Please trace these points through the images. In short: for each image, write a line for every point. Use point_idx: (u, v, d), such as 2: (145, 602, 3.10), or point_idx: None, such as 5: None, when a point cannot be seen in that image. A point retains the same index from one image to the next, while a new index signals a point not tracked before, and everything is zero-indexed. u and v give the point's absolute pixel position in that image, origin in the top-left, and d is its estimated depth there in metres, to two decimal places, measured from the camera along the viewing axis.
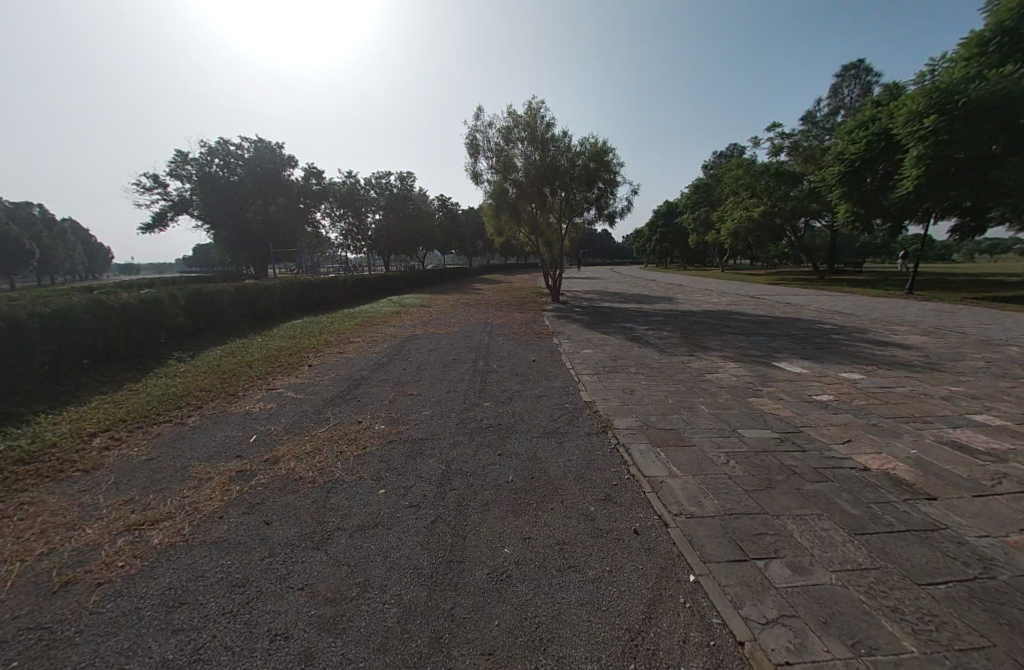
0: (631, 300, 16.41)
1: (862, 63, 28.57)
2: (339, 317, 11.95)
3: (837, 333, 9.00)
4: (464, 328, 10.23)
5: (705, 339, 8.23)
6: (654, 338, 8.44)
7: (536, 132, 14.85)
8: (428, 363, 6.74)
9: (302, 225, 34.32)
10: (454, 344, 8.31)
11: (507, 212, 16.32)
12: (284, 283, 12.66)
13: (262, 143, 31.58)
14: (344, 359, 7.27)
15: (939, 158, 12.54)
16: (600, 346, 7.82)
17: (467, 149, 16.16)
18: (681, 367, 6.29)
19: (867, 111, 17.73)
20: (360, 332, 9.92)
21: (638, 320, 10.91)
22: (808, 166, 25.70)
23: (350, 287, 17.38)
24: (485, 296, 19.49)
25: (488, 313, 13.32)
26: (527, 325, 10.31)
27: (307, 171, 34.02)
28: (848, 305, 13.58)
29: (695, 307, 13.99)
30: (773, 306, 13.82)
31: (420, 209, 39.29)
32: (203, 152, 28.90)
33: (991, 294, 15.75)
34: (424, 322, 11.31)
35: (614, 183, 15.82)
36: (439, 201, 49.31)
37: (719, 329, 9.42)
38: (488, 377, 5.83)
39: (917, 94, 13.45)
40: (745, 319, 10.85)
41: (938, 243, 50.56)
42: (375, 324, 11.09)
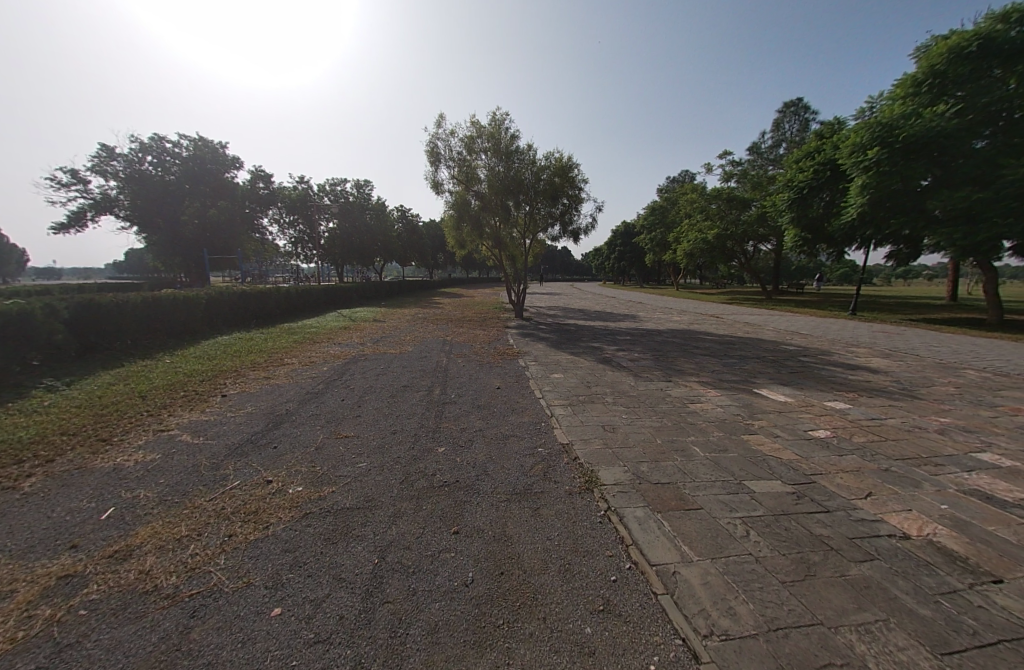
0: (596, 317, 16.07)
1: (802, 101, 30.97)
2: (275, 333, 10.47)
3: (805, 355, 8.87)
4: (420, 347, 9.19)
5: (678, 362, 7.73)
6: (625, 360, 7.84)
7: (500, 142, 14.22)
8: (373, 392, 5.68)
9: (246, 231, 31.61)
10: (406, 367, 7.26)
11: (469, 224, 15.57)
12: (211, 293, 11.03)
13: (203, 142, 28.91)
14: (270, 388, 6.00)
15: (882, 187, 13.37)
16: (570, 370, 7.09)
17: (428, 156, 15.27)
18: (662, 396, 5.67)
19: (812, 143, 18.87)
20: (297, 351, 8.59)
21: (606, 339, 10.36)
22: (756, 193, 27.16)
23: (294, 298, 15.69)
24: (445, 310, 18.45)
25: (447, 329, 12.33)
26: (490, 345, 9.46)
27: (254, 173, 31.55)
28: (804, 325, 13.93)
29: (660, 325, 13.80)
30: (735, 326, 13.86)
31: (379, 219, 37.67)
32: (132, 147, 25.88)
33: (923, 316, 16.87)
34: (374, 340, 10.12)
35: (578, 199, 15.52)
36: (399, 212, 47.86)
37: (690, 350, 9.02)
38: (444, 411, 4.88)
39: (862, 126, 14.43)
40: (712, 339, 10.64)
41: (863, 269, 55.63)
42: (317, 342, 9.76)
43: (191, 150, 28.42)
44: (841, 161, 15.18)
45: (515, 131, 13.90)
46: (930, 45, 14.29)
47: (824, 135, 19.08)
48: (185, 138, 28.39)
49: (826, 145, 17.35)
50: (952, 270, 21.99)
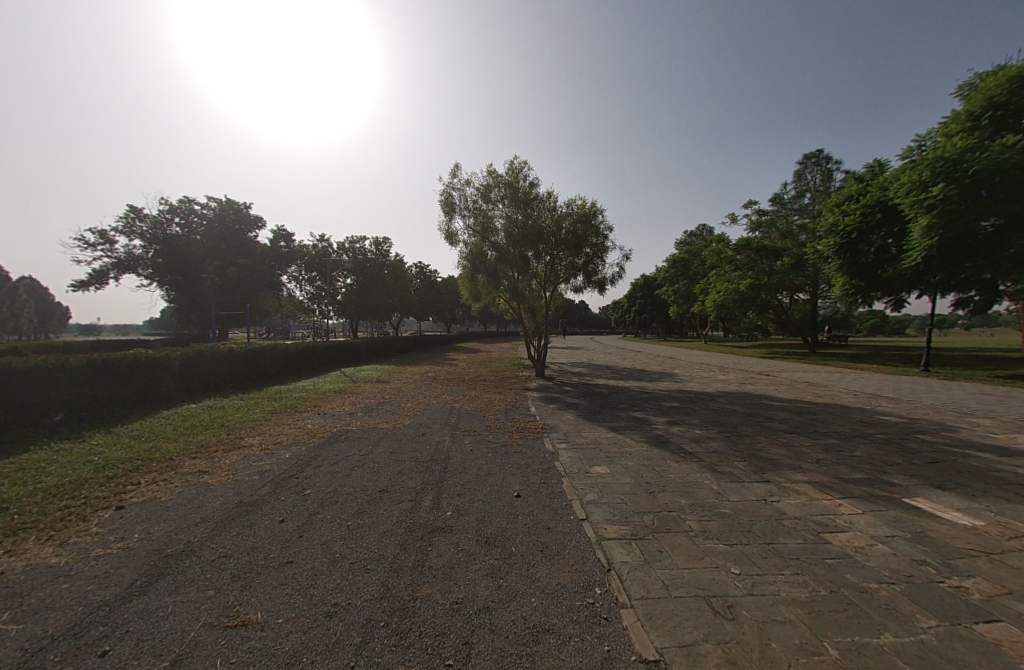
0: (627, 376, 14.18)
1: (823, 152, 30.59)
2: (254, 399, 8.89)
3: (924, 432, 6.69)
4: (419, 417, 7.40)
5: (761, 447, 5.67)
6: (686, 444, 5.82)
7: (518, 191, 13.32)
8: (332, 503, 3.85)
9: (264, 287, 31.60)
10: (394, 451, 5.44)
11: (485, 276, 14.39)
12: (190, 352, 9.68)
13: (230, 203, 29.80)
14: (194, 494, 4.21)
15: (952, 227, 11.78)
16: (616, 458, 5.14)
17: (440, 208, 14.45)
18: (771, 517, 3.62)
19: (852, 186, 17.64)
20: (267, 426, 6.87)
21: (650, 408, 8.35)
22: (787, 242, 25.81)
23: (295, 355, 14.39)
24: (459, 368, 16.87)
25: (457, 392, 10.61)
26: (508, 415, 7.63)
27: (275, 233, 32.12)
28: (880, 386, 11.68)
29: (706, 386, 11.78)
30: (796, 387, 11.67)
31: (396, 275, 37.63)
32: (161, 209, 26.68)
33: (1016, 372, 14.33)
34: (368, 407, 8.37)
35: (602, 248, 14.23)
36: (417, 269, 48.41)
37: (765, 424, 6.97)
38: (429, 553, 2.97)
39: (917, 163, 13.09)
40: (782, 407, 8.56)
41: (897, 320, 52.76)
42: (299, 410, 8.12)
43: (216, 211, 29.14)
44: (896, 201, 13.71)
45: (533, 178, 13.00)
46: (980, 81, 13.36)
47: (864, 178, 17.88)
48: (212, 201, 29.24)
49: (870, 187, 16.05)
50: None
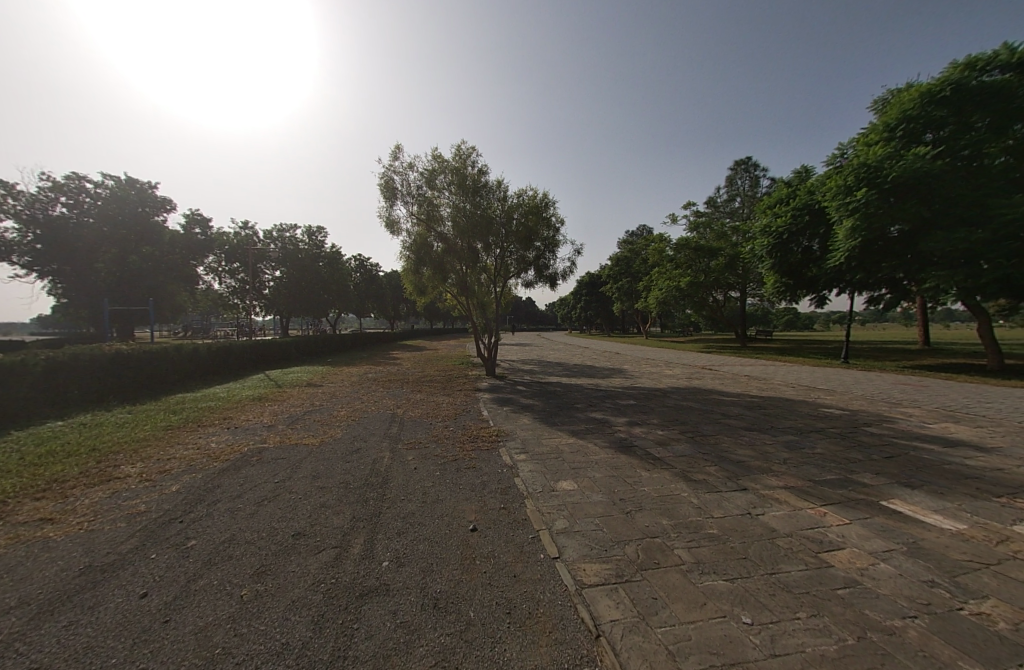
0: (580, 374, 13.95)
1: (750, 160, 32.91)
2: (145, 413, 7.22)
3: (866, 424, 6.93)
4: (353, 429, 6.31)
5: (727, 448, 5.41)
6: (652, 448, 5.40)
7: (466, 178, 12.43)
8: (223, 561, 2.83)
9: (176, 279, 27.62)
10: (318, 475, 4.41)
11: (431, 268, 13.36)
12: (63, 353, 7.67)
13: (130, 181, 25.42)
14: (19, 557, 2.90)
15: (872, 229, 12.90)
16: (582, 468, 4.57)
17: (381, 192, 13.12)
18: (762, 536, 3.22)
19: (783, 189, 18.88)
20: (154, 449, 5.41)
21: (608, 407, 7.96)
22: (722, 242, 27.32)
23: (210, 355, 12.35)
24: (403, 368, 15.66)
25: (401, 394, 9.58)
26: (458, 421, 6.82)
27: (188, 217, 28.13)
28: (811, 378, 12.42)
29: (657, 381, 11.80)
30: (739, 381, 12.04)
31: (333, 268, 34.87)
32: (39, 184, 22.05)
33: (915, 362, 16.10)
34: (292, 418, 7.08)
35: (554, 242, 13.77)
36: (356, 262, 45.56)
37: (725, 422, 6.84)
38: (356, 635, 2.11)
39: (843, 169, 14.27)
40: (734, 402, 8.61)
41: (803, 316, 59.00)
42: (202, 425, 6.63)
43: (112, 189, 24.59)
44: (825, 205, 14.90)
45: (483, 165, 12.18)
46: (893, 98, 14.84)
47: (792, 182, 19.20)
48: (106, 176, 24.76)
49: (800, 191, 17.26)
50: (920, 315, 22.10)
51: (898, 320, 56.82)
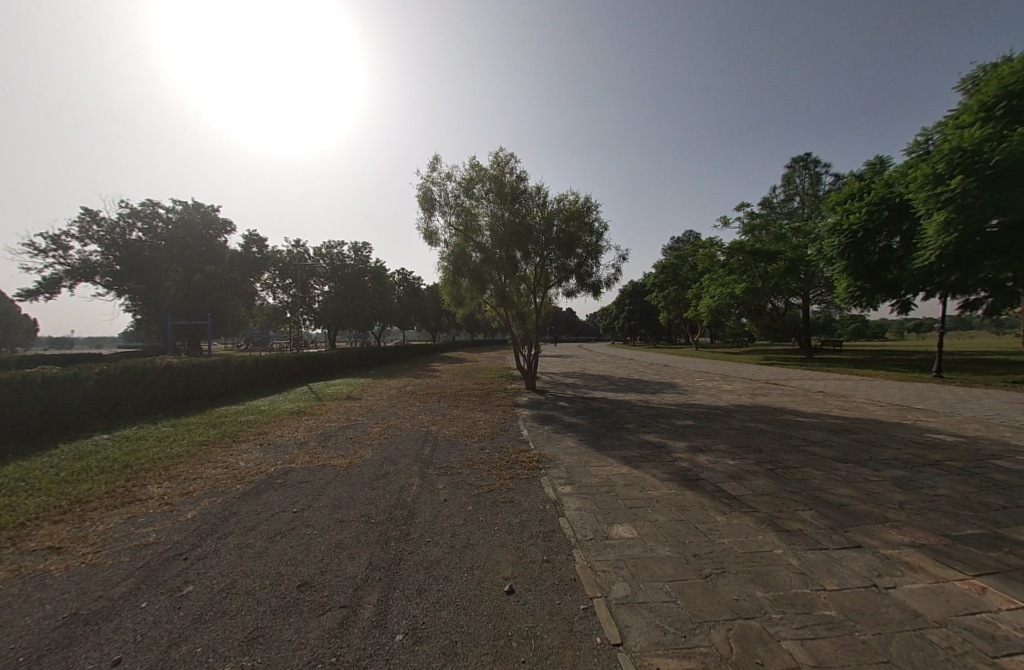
0: (627, 388, 12.96)
1: (810, 156, 30.43)
2: (187, 427, 7.26)
3: (998, 454, 5.56)
4: (385, 449, 5.90)
5: (820, 487, 4.41)
6: (724, 483, 4.51)
7: (504, 185, 12.05)
8: (214, 620, 2.40)
9: (235, 296, 29.41)
10: (339, 505, 3.98)
11: (470, 279, 13.06)
12: (116, 368, 7.96)
13: (197, 206, 27.53)
14: (10, 597, 2.65)
15: (973, 222, 11.09)
16: (641, 509, 3.83)
17: (419, 204, 13.04)
18: (902, 623, 2.33)
19: (855, 183, 16.99)
20: (185, 467, 5.28)
21: (663, 428, 7.06)
22: (781, 244, 25.19)
23: (257, 367, 12.68)
24: (442, 381, 15.40)
25: (437, 410, 9.18)
26: (496, 442, 6.24)
27: (246, 238, 30.06)
28: (904, 395, 10.66)
29: (717, 397, 10.61)
30: (814, 398, 10.56)
31: (377, 282, 35.89)
32: (120, 212, 24.30)
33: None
34: (324, 435, 6.83)
35: (597, 248, 13.03)
36: (399, 276, 46.83)
37: (808, 450, 5.76)
38: None
39: (931, 156, 12.51)
40: (815, 424, 7.39)
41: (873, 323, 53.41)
42: (238, 441, 6.53)
43: (181, 214, 26.74)
44: (909, 197, 13.11)
45: (521, 171, 11.77)
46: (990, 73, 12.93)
47: (865, 175, 17.21)
48: (176, 202, 26.98)
49: (876, 184, 15.41)
50: None
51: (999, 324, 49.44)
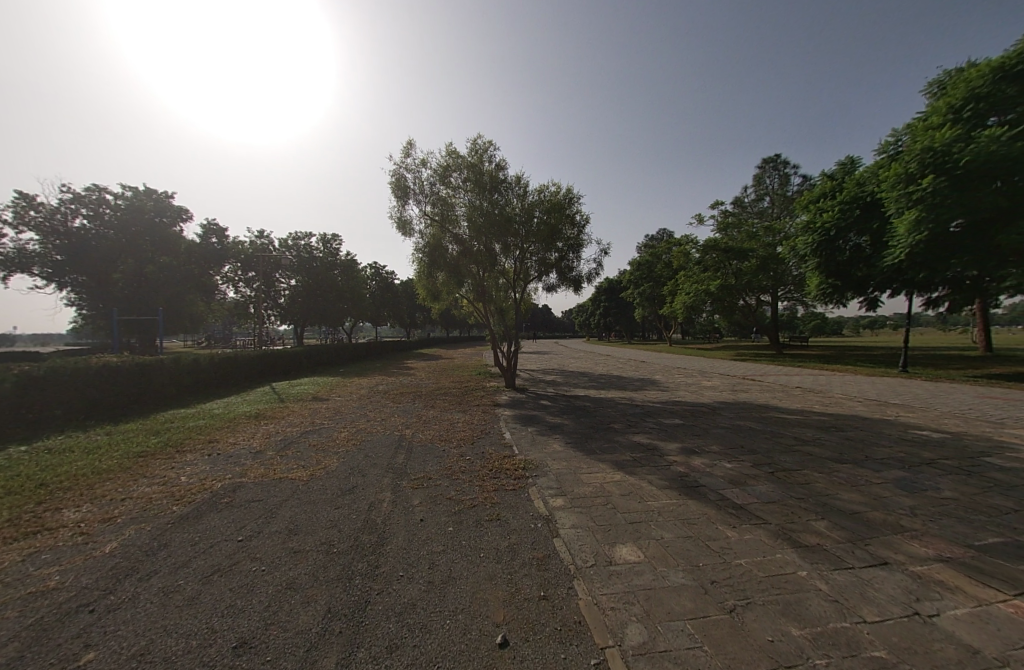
0: (608, 385, 12.71)
1: (779, 158, 31.34)
2: (122, 435, 6.36)
3: (983, 451, 5.54)
4: (352, 458, 5.27)
5: (826, 493, 4.14)
6: (727, 490, 4.17)
7: (483, 173, 11.47)
8: None
9: (193, 289, 27.46)
10: (294, 531, 3.35)
11: (447, 272, 12.41)
12: (36, 369, 6.90)
13: (148, 191, 25.39)
14: None
15: (941, 221, 11.40)
16: (643, 524, 3.41)
17: (392, 192, 12.24)
18: (963, 663, 1.99)
19: (827, 183, 17.37)
20: (112, 484, 4.49)
21: (652, 428, 6.76)
22: (753, 242, 25.72)
23: (213, 366, 11.63)
24: (417, 379, 14.71)
25: (412, 411, 8.59)
26: (478, 447, 5.75)
27: (205, 227, 28.07)
28: (877, 391, 10.87)
29: (699, 394, 10.49)
30: (793, 394, 10.58)
31: (348, 276, 34.46)
32: (58, 196, 22.04)
33: (988, 371, 14.29)
34: (284, 442, 6.11)
35: (578, 242, 12.66)
36: (372, 270, 45.37)
37: (801, 450, 5.56)
38: None
39: (902, 157, 12.82)
40: (801, 422, 7.29)
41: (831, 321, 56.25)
42: (182, 451, 5.71)
43: (130, 199, 24.61)
44: (881, 196, 13.41)
45: (501, 159, 11.21)
46: (956, 78, 13.38)
47: (836, 175, 17.66)
48: (124, 187, 24.82)
49: (848, 184, 15.76)
50: (981, 318, 20.03)
51: (945, 322, 52.75)
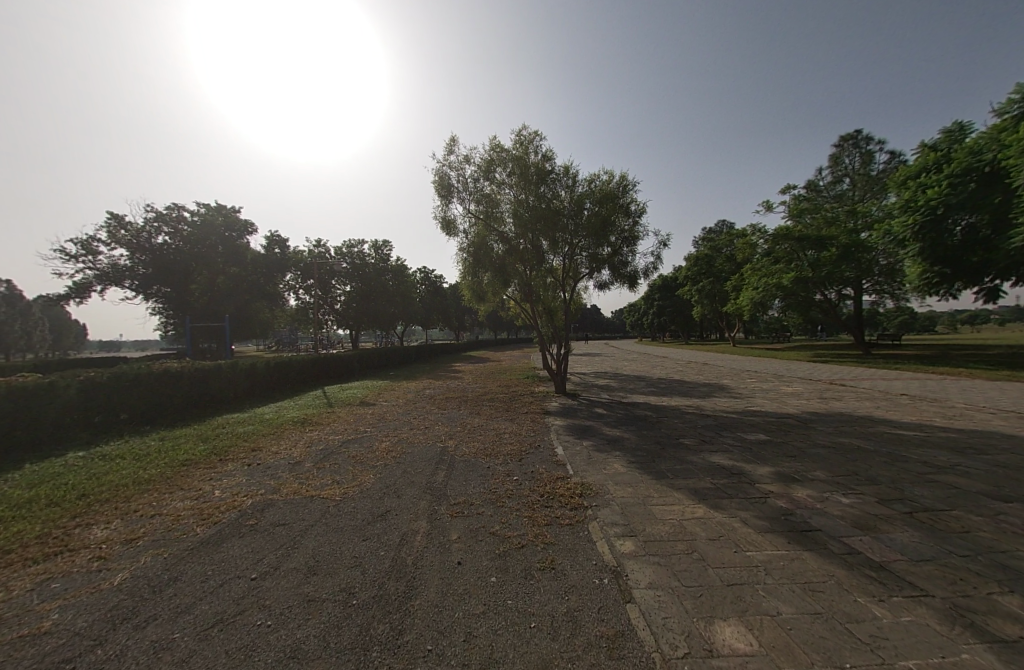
0: (670, 391, 11.50)
1: (860, 133, 27.78)
2: (174, 441, 6.42)
3: None
4: (389, 474, 4.79)
5: (1002, 545, 2.99)
6: (851, 539, 3.14)
7: (528, 166, 10.84)
8: None
9: (258, 297, 29.39)
10: (312, 572, 2.86)
11: (492, 272, 11.91)
12: (102, 376, 7.24)
13: (218, 207, 27.53)
14: None
15: None
16: (746, 591, 2.53)
17: (436, 192, 11.96)
18: None
19: (930, 154, 14.82)
20: (147, 498, 4.35)
21: (732, 446, 5.69)
22: (833, 229, 22.86)
23: (269, 370, 11.98)
24: (464, 383, 14.33)
25: (456, 419, 8.09)
26: (526, 464, 5.07)
27: (268, 238, 30.01)
28: (1017, 399, 8.76)
29: (780, 403, 9.05)
30: (901, 403, 8.82)
31: (398, 281, 35.30)
32: (145, 216, 24.50)
33: None
34: (324, 452, 5.82)
35: (632, 234, 11.60)
36: (422, 275, 46.39)
37: (942, 481, 4.28)
38: None
39: None
40: (926, 441, 5.83)
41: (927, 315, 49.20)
42: (224, 461, 5.58)
43: (204, 216, 26.86)
44: (1008, 163, 11.07)
45: (546, 148, 10.51)
46: None
47: (940, 144, 15.04)
48: (199, 205, 27.12)
49: (959, 152, 13.28)
50: None
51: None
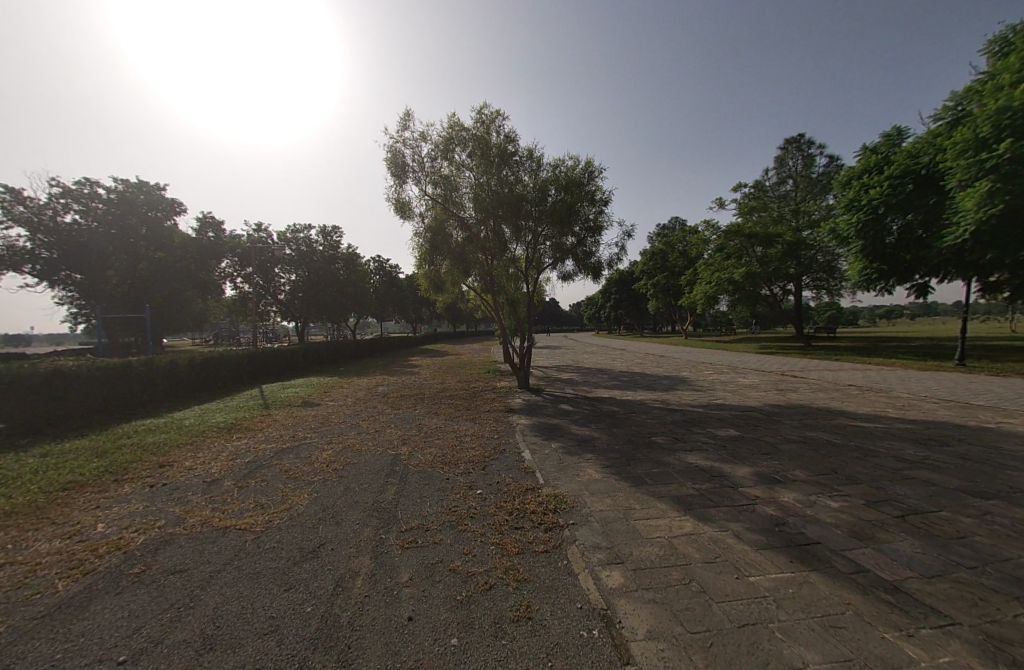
0: (634, 385, 11.36)
1: (803, 138, 29.40)
2: (55, 458, 5.18)
3: None
4: (328, 493, 3.99)
5: (1003, 553, 2.81)
6: (856, 555, 2.83)
7: (490, 146, 10.11)
8: None
9: (188, 285, 26.46)
10: (208, 647, 2.03)
11: (451, 259, 11.11)
12: None
13: (139, 183, 24.37)
14: None
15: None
16: (763, 635, 2.10)
17: (389, 171, 10.91)
18: None
19: (870, 156, 15.69)
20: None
21: (707, 445, 5.41)
22: (779, 227, 24.00)
23: (194, 367, 10.48)
24: (421, 379, 13.47)
25: (411, 420, 7.32)
26: (491, 474, 4.47)
27: (200, 220, 27.04)
28: (950, 389, 9.34)
29: (743, 396, 9.08)
30: (851, 394, 9.14)
31: (350, 270, 33.26)
32: (45, 190, 21.09)
33: None
34: (251, 467, 4.88)
35: (598, 223, 11.23)
36: (376, 265, 44.17)
37: (919, 477, 4.19)
38: None
39: (971, 119, 11.16)
40: (887, 434, 5.88)
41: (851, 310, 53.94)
42: (119, 481, 4.49)
43: (121, 191, 23.67)
44: (945, 166, 11.78)
45: (509, 128, 9.84)
46: None
47: (879, 148, 15.95)
48: (115, 180, 23.84)
49: (898, 155, 14.08)
50: None
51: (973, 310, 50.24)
